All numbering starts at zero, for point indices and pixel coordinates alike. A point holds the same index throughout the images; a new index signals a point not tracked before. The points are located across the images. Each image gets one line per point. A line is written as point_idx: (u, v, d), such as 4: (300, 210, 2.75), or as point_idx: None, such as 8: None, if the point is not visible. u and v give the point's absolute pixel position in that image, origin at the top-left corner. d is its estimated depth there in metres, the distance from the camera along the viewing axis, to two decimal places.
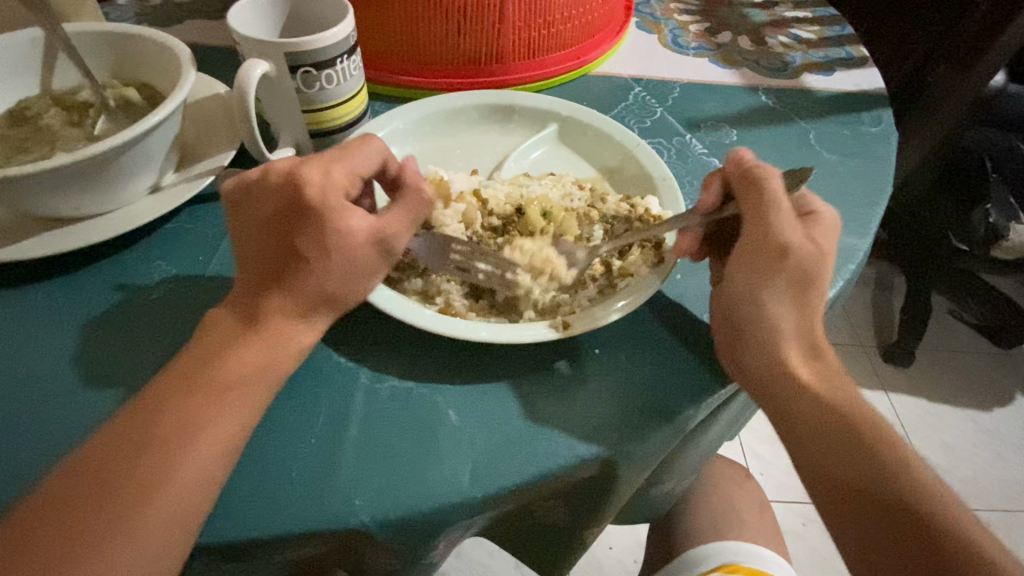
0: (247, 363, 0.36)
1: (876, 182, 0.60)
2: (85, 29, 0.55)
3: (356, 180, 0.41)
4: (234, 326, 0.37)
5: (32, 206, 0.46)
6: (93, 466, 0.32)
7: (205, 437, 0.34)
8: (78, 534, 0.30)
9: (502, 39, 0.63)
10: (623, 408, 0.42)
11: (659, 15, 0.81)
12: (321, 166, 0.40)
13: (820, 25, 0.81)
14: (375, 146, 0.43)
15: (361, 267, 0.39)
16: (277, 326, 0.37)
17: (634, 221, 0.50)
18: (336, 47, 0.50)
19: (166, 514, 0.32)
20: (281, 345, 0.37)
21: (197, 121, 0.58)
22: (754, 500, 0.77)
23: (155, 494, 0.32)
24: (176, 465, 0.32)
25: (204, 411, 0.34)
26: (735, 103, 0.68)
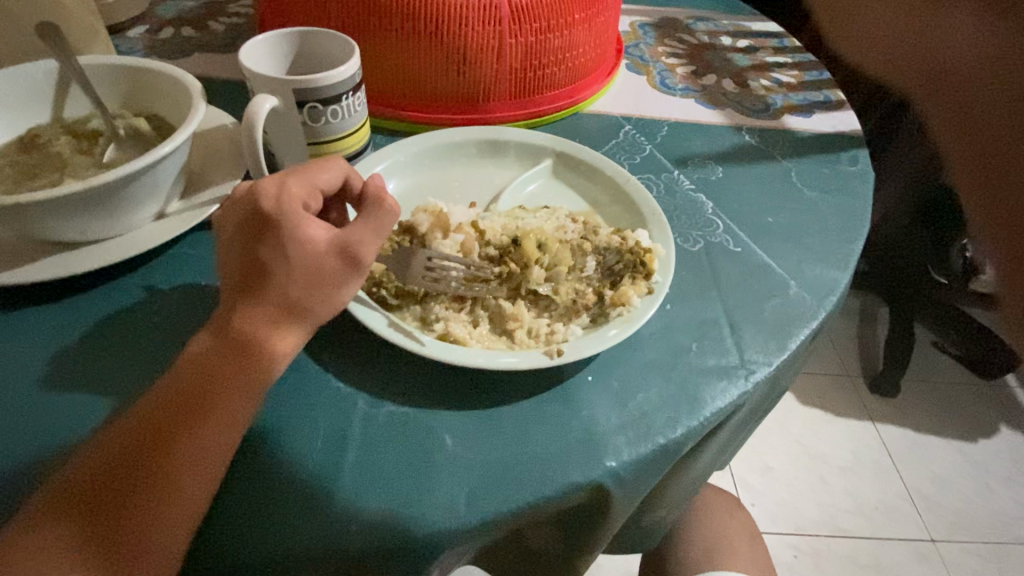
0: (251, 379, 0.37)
1: (855, 217, 0.63)
2: (99, 61, 0.57)
3: (316, 194, 0.43)
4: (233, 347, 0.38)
5: (40, 230, 0.47)
6: (93, 484, 0.33)
7: (201, 455, 0.34)
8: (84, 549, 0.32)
9: (499, 78, 0.67)
10: (615, 435, 0.42)
11: (647, 57, 0.86)
12: (302, 185, 0.42)
13: (799, 70, 0.86)
14: (332, 163, 0.45)
15: (335, 278, 0.40)
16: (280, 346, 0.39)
17: (624, 253, 0.51)
18: (342, 84, 0.53)
19: (163, 531, 0.33)
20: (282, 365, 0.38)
21: (203, 151, 0.60)
22: (747, 529, 0.77)
23: (153, 513, 0.33)
24: (172, 482, 0.33)
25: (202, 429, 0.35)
26: (720, 141, 0.72)
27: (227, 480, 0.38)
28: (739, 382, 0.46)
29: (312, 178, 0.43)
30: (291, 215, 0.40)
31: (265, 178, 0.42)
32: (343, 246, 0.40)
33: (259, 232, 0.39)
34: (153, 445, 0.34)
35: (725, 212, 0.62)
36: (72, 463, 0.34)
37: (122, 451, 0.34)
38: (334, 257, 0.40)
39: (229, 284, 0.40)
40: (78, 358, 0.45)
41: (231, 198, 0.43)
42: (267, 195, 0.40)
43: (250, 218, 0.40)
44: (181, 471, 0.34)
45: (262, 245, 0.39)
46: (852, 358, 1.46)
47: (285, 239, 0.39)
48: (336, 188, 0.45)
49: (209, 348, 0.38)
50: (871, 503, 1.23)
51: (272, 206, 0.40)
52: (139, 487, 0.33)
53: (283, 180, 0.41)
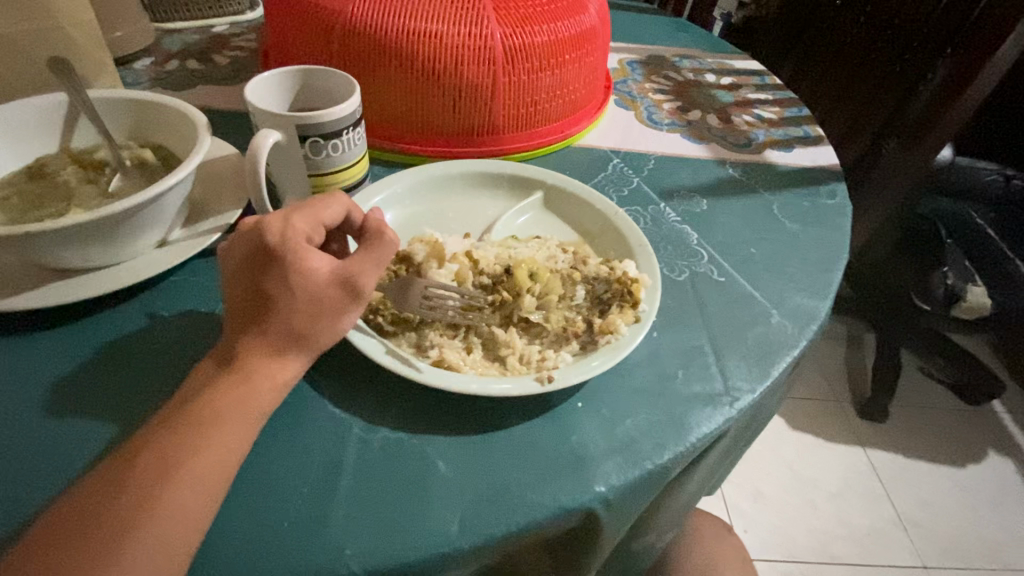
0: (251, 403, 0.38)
1: (834, 248, 0.66)
2: (108, 95, 0.59)
3: (319, 229, 0.44)
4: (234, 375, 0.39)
5: (45, 258, 0.48)
6: (87, 514, 0.33)
7: (200, 484, 0.35)
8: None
9: (492, 113, 0.70)
10: (604, 460, 0.44)
11: (635, 93, 0.90)
12: (306, 221, 0.43)
13: (779, 106, 0.90)
14: (336, 199, 0.46)
15: (335, 306, 0.42)
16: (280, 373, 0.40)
17: (612, 282, 0.53)
18: (343, 120, 0.55)
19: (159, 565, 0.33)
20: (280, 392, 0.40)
21: (206, 181, 0.62)
22: (737, 555, 0.78)
23: (149, 547, 0.33)
24: (169, 514, 0.33)
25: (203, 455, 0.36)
26: (705, 174, 0.75)
27: (223, 507, 0.39)
28: (724, 408, 0.48)
29: (316, 214, 0.44)
30: (295, 249, 0.41)
31: (271, 214, 0.44)
32: (342, 277, 0.42)
33: (263, 265, 0.41)
34: (153, 475, 0.34)
35: (710, 242, 0.65)
36: (71, 492, 0.35)
37: (120, 480, 0.34)
38: (335, 288, 0.42)
39: (231, 313, 0.41)
40: (78, 385, 0.45)
41: (238, 232, 0.44)
42: (271, 228, 0.42)
43: (255, 252, 0.42)
44: (180, 501, 0.34)
45: (267, 279, 0.41)
46: (840, 383, 1.48)
47: (288, 272, 0.41)
48: (338, 222, 0.46)
49: (208, 376, 0.39)
50: (862, 529, 1.23)
51: (274, 240, 0.41)
52: (134, 519, 0.33)
53: (289, 216, 0.43)
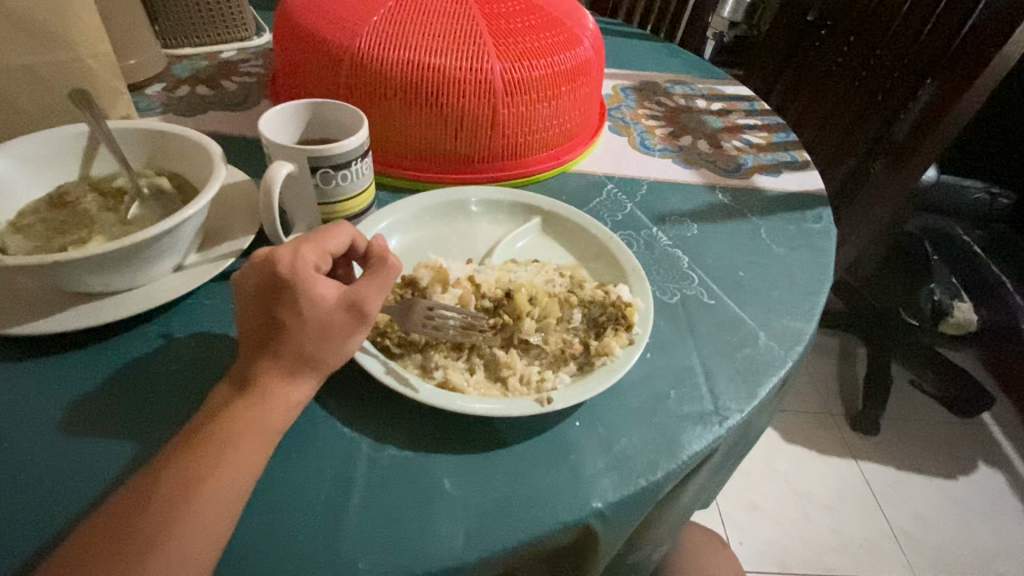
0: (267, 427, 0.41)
1: (819, 271, 0.69)
2: (127, 126, 0.62)
3: (326, 258, 0.47)
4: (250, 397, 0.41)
5: (68, 283, 0.51)
6: (113, 532, 0.35)
7: (219, 503, 0.37)
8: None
9: (492, 141, 0.73)
10: (601, 477, 0.46)
11: (628, 119, 0.93)
12: (314, 251, 0.46)
13: (767, 132, 0.94)
14: (341, 229, 0.49)
15: (344, 330, 0.44)
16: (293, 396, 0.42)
17: (607, 306, 0.56)
18: (353, 152, 0.58)
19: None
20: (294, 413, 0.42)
21: (219, 207, 0.65)
22: (731, 567, 0.80)
23: (172, 566, 0.35)
24: (190, 533, 0.35)
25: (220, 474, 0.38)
26: (696, 198, 0.78)
27: (238, 523, 0.41)
28: (714, 427, 0.51)
29: (323, 243, 0.47)
30: (305, 278, 0.44)
31: (281, 245, 0.46)
32: (350, 302, 0.44)
33: (274, 294, 0.44)
34: (175, 495, 0.36)
35: (701, 266, 0.68)
36: (97, 509, 0.37)
37: (143, 500, 0.36)
38: (343, 313, 0.44)
39: (247, 338, 0.44)
40: (99, 404, 0.48)
41: (250, 262, 0.47)
42: (281, 258, 0.44)
43: (267, 282, 0.44)
44: (200, 521, 0.36)
45: (278, 307, 0.43)
46: (832, 397, 1.51)
47: (298, 299, 0.43)
48: (344, 250, 0.49)
49: (226, 398, 0.42)
50: (855, 542, 1.25)
51: (284, 269, 0.44)
52: (158, 538, 0.35)
53: (298, 246, 0.46)
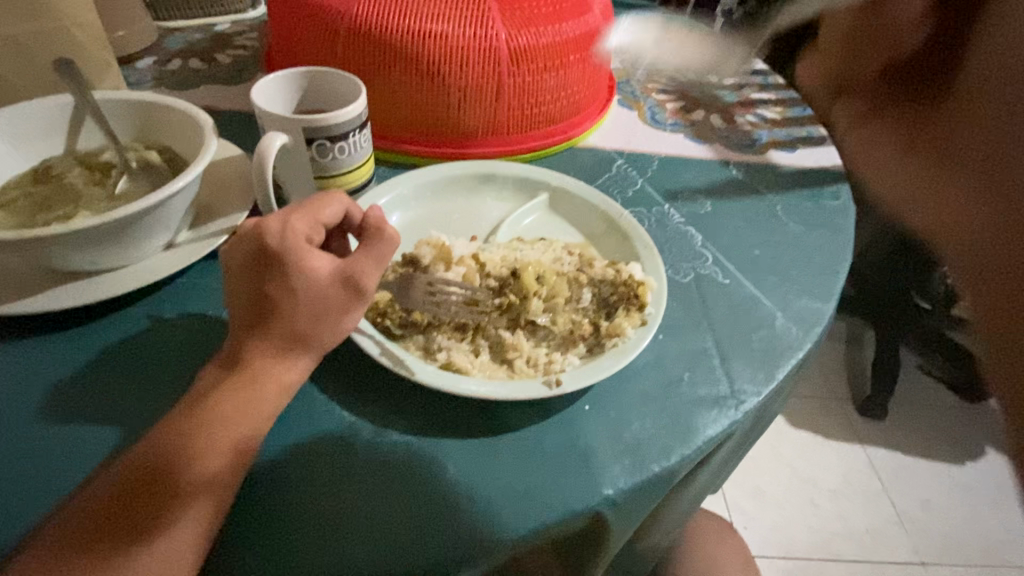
0: (262, 411, 0.39)
1: (837, 250, 0.66)
2: (114, 97, 0.59)
3: (318, 229, 0.44)
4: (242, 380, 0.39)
5: (53, 261, 0.48)
6: (97, 519, 0.33)
7: (209, 489, 0.35)
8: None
9: (497, 114, 0.70)
10: (611, 463, 0.44)
11: (638, 93, 0.90)
12: (306, 221, 0.43)
13: (782, 106, 0.90)
14: (335, 199, 0.46)
15: (340, 306, 0.42)
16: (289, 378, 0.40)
17: (618, 285, 0.54)
18: (350, 123, 0.55)
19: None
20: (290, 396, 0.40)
21: (212, 182, 0.62)
22: (739, 553, 0.78)
23: (161, 553, 0.33)
24: (179, 520, 0.34)
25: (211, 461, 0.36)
26: (709, 175, 0.75)
27: (232, 509, 0.39)
28: (731, 411, 0.48)
29: (315, 214, 0.44)
30: (296, 250, 0.41)
31: (270, 216, 0.44)
32: (345, 276, 0.42)
33: (264, 268, 0.41)
34: (162, 480, 0.35)
35: (714, 244, 0.65)
36: (83, 495, 0.35)
37: (126, 486, 0.34)
38: (337, 287, 0.42)
39: (236, 317, 0.41)
40: (88, 386, 0.46)
41: (238, 235, 0.44)
42: (271, 231, 0.42)
43: (256, 256, 0.42)
44: (188, 507, 0.34)
45: (269, 282, 0.41)
46: (840, 381, 1.49)
47: (288, 274, 0.41)
48: (338, 221, 0.46)
49: (215, 379, 0.39)
50: (861, 528, 1.24)
51: (274, 243, 0.41)
52: (146, 525, 0.33)
53: (288, 217, 0.43)
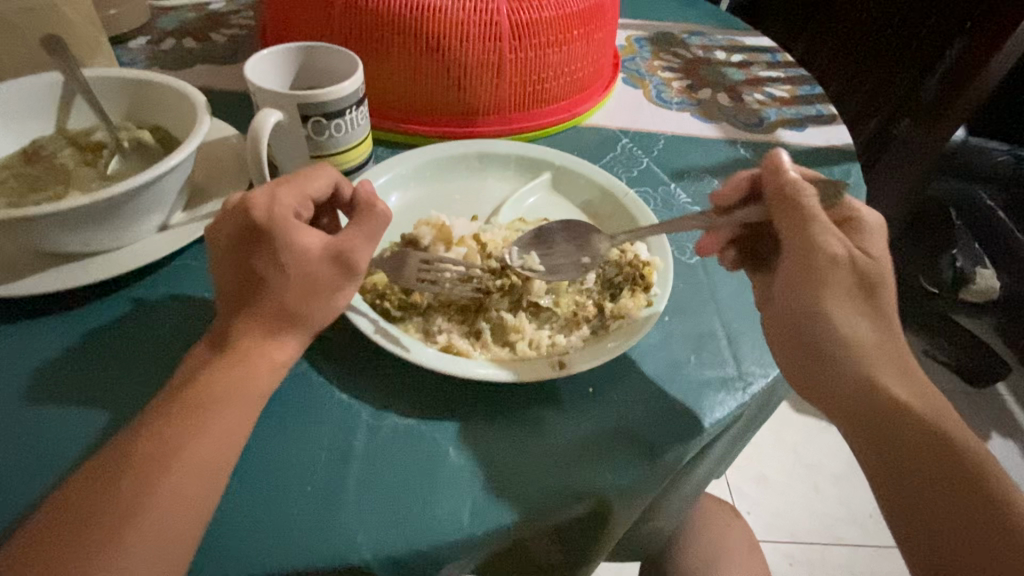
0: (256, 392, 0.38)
1: None
2: (104, 74, 0.57)
3: (307, 204, 0.43)
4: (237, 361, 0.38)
5: (44, 243, 0.47)
6: (84, 501, 0.32)
7: (200, 470, 0.34)
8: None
9: (498, 91, 0.68)
10: (616, 446, 0.43)
11: (643, 71, 0.87)
12: (294, 196, 0.42)
13: (791, 84, 0.88)
14: (323, 171, 0.45)
15: (330, 286, 0.40)
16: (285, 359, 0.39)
17: (623, 266, 0.53)
18: (347, 99, 0.54)
19: (160, 558, 0.32)
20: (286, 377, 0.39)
21: (207, 163, 0.60)
22: (743, 538, 0.78)
23: (150, 536, 0.32)
24: (169, 502, 0.33)
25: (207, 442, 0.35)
26: (715, 155, 0.73)
27: (229, 493, 0.38)
28: (738, 394, 0.47)
29: (303, 187, 0.43)
30: (285, 227, 0.40)
31: (257, 190, 0.42)
32: (336, 254, 0.40)
33: (249, 242, 0.40)
34: (151, 462, 0.34)
35: None
36: (71, 478, 0.34)
37: (114, 468, 0.33)
38: (327, 265, 0.40)
39: (226, 297, 0.40)
40: (80, 369, 0.45)
41: (224, 211, 0.43)
42: (259, 206, 0.41)
43: (241, 230, 0.40)
44: (179, 488, 0.34)
45: (254, 257, 0.40)
46: None
47: (276, 250, 0.39)
48: (325, 195, 0.45)
49: (206, 360, 0.38)
50: (865, 512, 1.23)
51: (263, 218, 0.40)
52: (135, 506, 0.32)
53: (274, 190, 0.42)
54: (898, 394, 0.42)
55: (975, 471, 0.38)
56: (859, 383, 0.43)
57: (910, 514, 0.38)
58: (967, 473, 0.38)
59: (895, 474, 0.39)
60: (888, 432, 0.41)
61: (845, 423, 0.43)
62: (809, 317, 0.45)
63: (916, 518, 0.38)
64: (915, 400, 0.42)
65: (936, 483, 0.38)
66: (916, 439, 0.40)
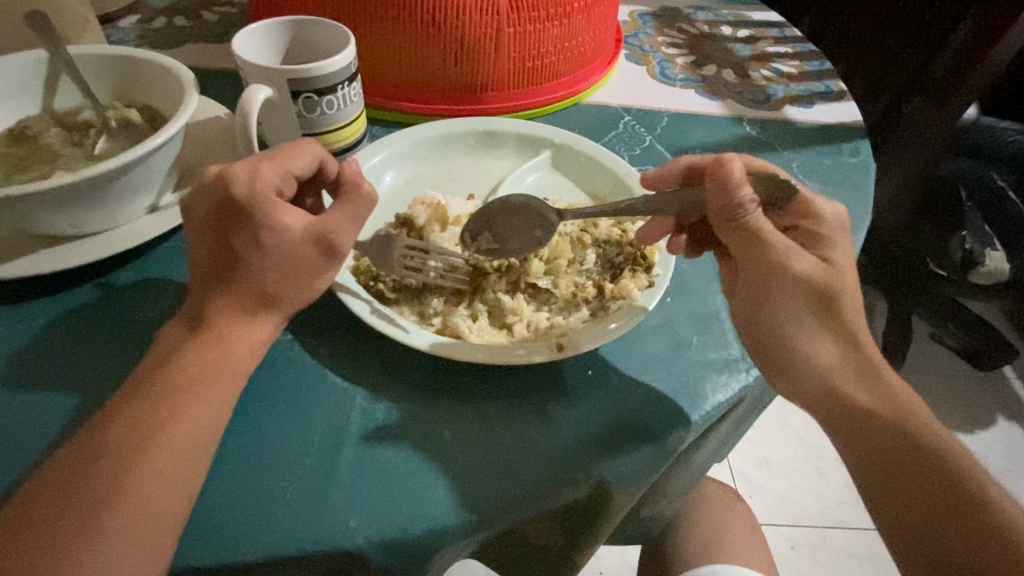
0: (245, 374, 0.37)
1: (856, 209, 0.62)
2: (89, 51, 0.56)
3: (289, 180, 0.41)
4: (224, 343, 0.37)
5: (31, 224, 0.46)
6: (66, 482, 0.32)
7: (183, 451, 0.34)
8: (51, 560, 0.30)
9: (496, 68, 0.66)
10: (614, 430, 0.42)
11: (647, 47, 0.85)
12: (275, 171, 0.40)
13: (800, 60, 0.85)
14: (305, 146, 0.43)
15: (313, 268, 0.40)
16: None
17: (624, 246, 0.52)
18: (338, 74, 0.52)
19: (146, 540, 0.32)
20: None
21: (197, 143, 0.59)
22: (746, 522, 0.77)
23: (134, 516, 0.32)
24: (152, 483, 0.33)
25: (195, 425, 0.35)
26: (720, 132, 0.71)
27: (221, 476, 0.38)
28: (741, 375, 0.46)
29: (285, 164, 0.41)
30: (266, 204, 0.38)
31: (237, 165, 0.41)
32: (318, 234, 0.39)
33: (229, 219, 0.38)
34: (132, 443, 0.33)
35: None
36: (57, 458, 0.34)
37: (96, 449, 0.33)
38: (310, 246, 0.39)
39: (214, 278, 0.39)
40: (72, 352, 0.45)
41: (202, 187, 0.41)
42: (239, 182, 0.39)
43: (219, 207, 0.39)
44: (161, 469, 0.33)
45: (237, 236, 0.38)
46: None
47: (260, 229, 0.38)
48: (310, 172, 0.43)
49: (192, 341, 0.38)
50: None
51: (245, 196, 0.39)
52: (118, 487, 0.32)
53: (256, 165, 0.40)
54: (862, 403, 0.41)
55: (956, 469, 0.38)
56: (825, 395, 0.42)
57: (900, 520, 0.38)
58: (947, 470, 0.38)
59: (884, 479, 0.39)
60: (869, 437, 0.40)
61: (830, 431, 0.42)
62: (766, 336, 0.44)
63: (904, 517, 0.38)
64: (894, 400, 0.41)
65: (922, 485, 0.38)
66: (896, 441, 0.39)
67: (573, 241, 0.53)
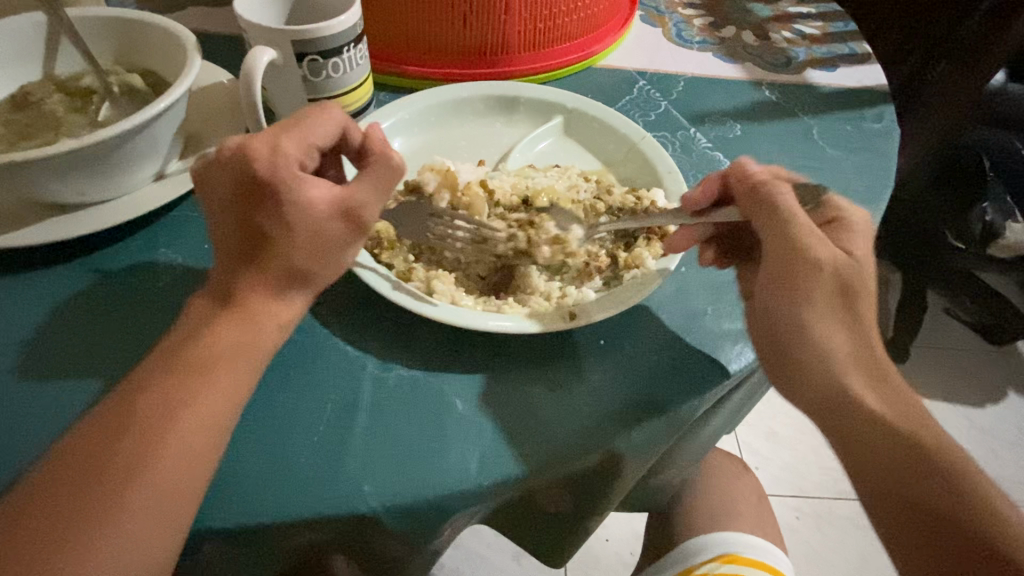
0: (241, 345, 0.36)
1: (877, 176, 0.60)
2: (88, 13, 0.54)
3: (309, 151, 0.41)
4: (228, 306, 0.38)
5: (38, 193, 0.46)
6: (75, 455, 0.32)
7: (197, 422, 0.34)
8: (69, 528, 0.31)
9: (507, 29, 0.63)
10: (626, 400, 0.42)
11: (663, 8, 0.81)
12: (295, 143, 0.40)
13: (823, 21, 0.81)
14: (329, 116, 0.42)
15: (339, 242, 0.39)
16: (268, 307, 0.38)
17: (639, 214, 0.50)
18: (343, 35, 0.50)
19: (169, 507, 0.32)
20: (273, 326, 0.38)
21: (200, 109, 0.58)
22: (753, 492, 0.78)
23: (151, 485, 0.32)
24: (168, 454, 0.33)
25: (198, 393, 0.35)
26: (738, 97, 0.68)
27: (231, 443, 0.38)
28: None
29: (303, 133, 0.40)
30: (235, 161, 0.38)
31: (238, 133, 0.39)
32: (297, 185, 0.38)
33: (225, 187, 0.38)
34: (143, 412, 0.34)
35: None
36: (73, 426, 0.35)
37: (106, 420, 0.33)
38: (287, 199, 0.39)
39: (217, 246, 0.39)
40: (85, 324, 0.45)
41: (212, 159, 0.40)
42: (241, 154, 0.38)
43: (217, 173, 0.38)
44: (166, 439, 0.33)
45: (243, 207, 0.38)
46: None
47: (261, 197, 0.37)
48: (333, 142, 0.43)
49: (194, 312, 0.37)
50: None
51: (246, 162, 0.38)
52: (134, 457, 0.32)
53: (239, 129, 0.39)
54: (817, 379, 0.41)
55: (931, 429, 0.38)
56: None
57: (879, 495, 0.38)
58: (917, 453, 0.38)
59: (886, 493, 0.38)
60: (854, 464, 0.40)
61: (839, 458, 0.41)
62: None
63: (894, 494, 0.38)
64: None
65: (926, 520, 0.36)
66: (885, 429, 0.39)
67: (597, 209, 0.51)
